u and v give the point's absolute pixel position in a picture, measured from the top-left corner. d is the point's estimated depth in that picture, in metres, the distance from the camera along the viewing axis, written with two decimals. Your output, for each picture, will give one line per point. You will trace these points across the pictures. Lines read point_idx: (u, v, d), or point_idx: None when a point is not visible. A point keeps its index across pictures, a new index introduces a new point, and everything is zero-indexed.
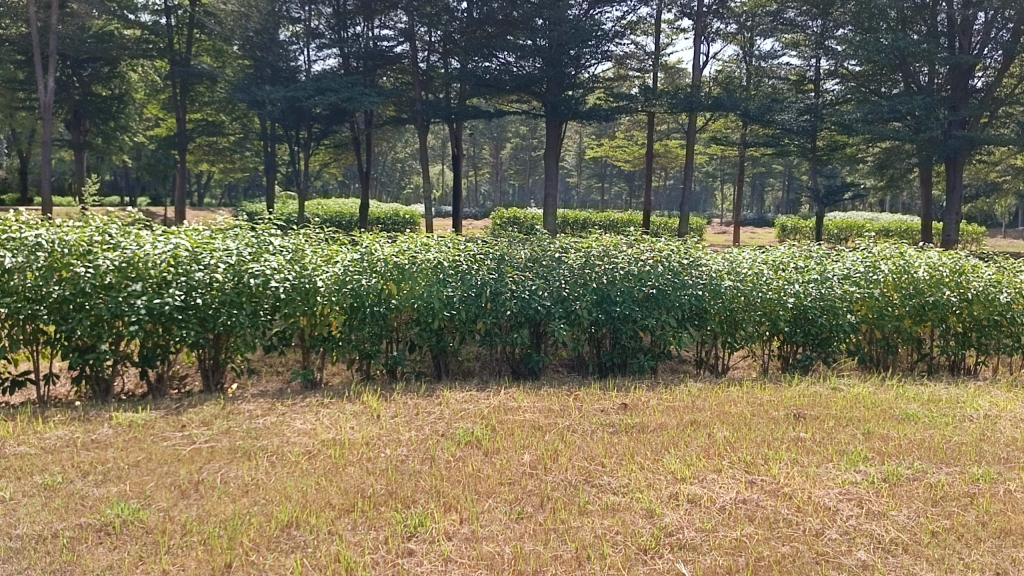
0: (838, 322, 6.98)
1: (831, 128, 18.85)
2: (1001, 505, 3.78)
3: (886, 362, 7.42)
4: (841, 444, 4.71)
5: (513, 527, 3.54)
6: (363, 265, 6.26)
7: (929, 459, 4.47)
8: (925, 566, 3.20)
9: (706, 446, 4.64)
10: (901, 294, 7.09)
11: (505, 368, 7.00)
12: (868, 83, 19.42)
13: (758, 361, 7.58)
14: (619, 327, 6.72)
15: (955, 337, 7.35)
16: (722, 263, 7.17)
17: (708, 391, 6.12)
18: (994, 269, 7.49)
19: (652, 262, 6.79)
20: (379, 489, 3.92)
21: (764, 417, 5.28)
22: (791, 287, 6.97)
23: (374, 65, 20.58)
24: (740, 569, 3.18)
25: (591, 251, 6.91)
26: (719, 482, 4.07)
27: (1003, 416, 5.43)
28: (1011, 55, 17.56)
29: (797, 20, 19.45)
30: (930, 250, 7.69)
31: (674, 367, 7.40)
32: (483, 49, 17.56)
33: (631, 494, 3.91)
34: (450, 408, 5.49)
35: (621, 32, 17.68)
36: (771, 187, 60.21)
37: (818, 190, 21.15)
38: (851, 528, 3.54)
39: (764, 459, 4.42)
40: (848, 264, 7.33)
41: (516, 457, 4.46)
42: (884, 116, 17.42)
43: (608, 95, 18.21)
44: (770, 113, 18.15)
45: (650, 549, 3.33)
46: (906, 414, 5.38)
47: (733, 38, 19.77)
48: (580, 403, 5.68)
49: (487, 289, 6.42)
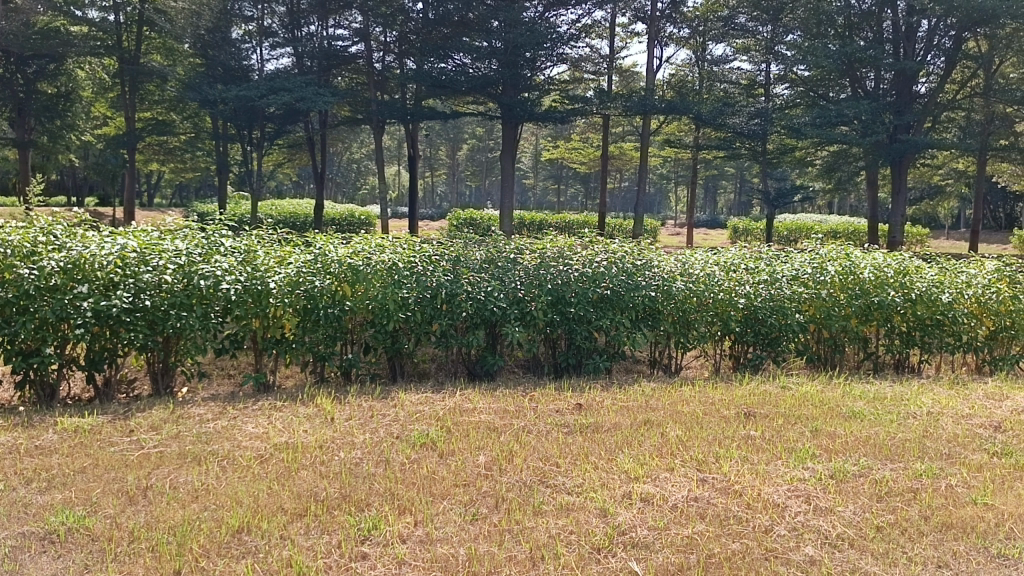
0: (786, 323, 7.13)
1: (781, 132, 19.13)
2: (942, 500, 3.89)
3: (833, 361, 7.57)
4: (789, 442, 4.79)
5: (467, 529, 3.54)
6: (316, 266, 6.20)
7: (875, 457, 4.57)
8: (869, 560, 3.27)
9: (660, 445, 4.70)
10: (847, 294, 7.25)
11: (461, 370, 7.00)
12: (817, 87, 19.69)
13: (709, 360, 7.71)
14: (574, 328, 6.78)
15: (899, 336, 7.51)
16: (675, 263, 7.24)
17: (661, 390, 6.20)
18: (937, 270, 7.69)
19: (606, 264, 6.90)
20: (333, 492, 3.90)
21: (715, 416, 5.35)
22: (741, 288, 7.12)
23: (328, 65, 20.24)
24: (692, 566, 3.21)
25: (546, 252, 6.95)
26: (671, 481, 4.11)
27: (946, 413, 5.57)
28: (954, 61, 17.88)
29: (748, 26, 19.62)
30: (875, 251, 7.88)
31: (629, 367, 7.46)
32: (439, 50, 17.50)
33: (585, 494, 3.94)
34: (405, 410, 5.47)
35: (576, 35, 17.73)
36: (724, 190, 61.16)
37: (768, 192, 21.50)
38: (799, 524, 3.61)
39: (716, 458, 4.48)
40: (796, 264, 7.48)
41: (472, 457, 4.47)
42: (833, 120, 17.72)
43: (564, 97, 18.36)
44: (722, 117, 18.43)
45: (603, 548, 3.36)
46: (853, 412, 5.50)
47: (686, 43, 20.10)
48: (536, 403, 5.72)
49: (442, 290, 6.39)
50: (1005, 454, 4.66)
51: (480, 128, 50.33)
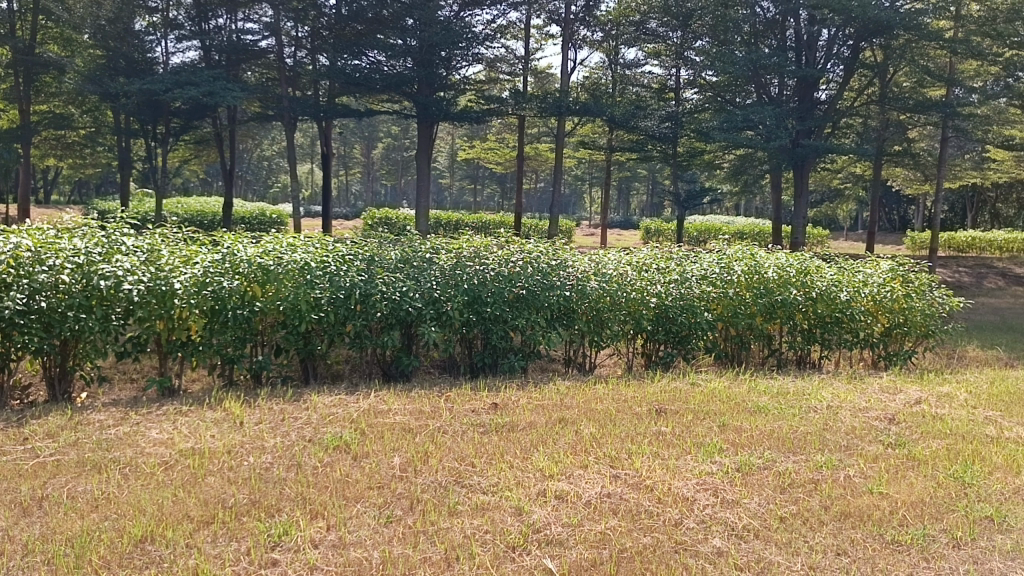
0: (696, 321, 7.32)
1: (690, 136, 19.70)
2: (841, 490, 4.07)
3: (740, 358, 7.81)
4: (699, 437, 4.92)
5: (381, 531, 3.51)
6: (224, 266, 6.02)
7: (779, 450, 4.74)
8: (773, 550, 3.39)
9: (574, 443, 4.75)
10: (752, 293, 7.50)
11: (375, 371, 6.94)
12: (723, 93, 20.02)
13: (622, 359, 7.84)
14: (489, 327, 6.78)
15: (801, 333, 7.81)
16: (589, 263, 7.34)
17: (576, 388, 6.27)
18: (836, 269, 8.02)
19: (522, 264, 6.94)
20: (241, 498, 3.79)
21: (628, 413, 5.45)
22: (653, 288, 7.28)
23: (237, 59, 19.66)
24: (604, 561, 3.27)
25: (462, 252, 6.94)
26: (585, 478, 4.17)
27: (843, 407, 5.82)
28: (852, 70, 18.50)
29: (658, 31, 20.34)
30: (778, 252, 8.18)
31: (544, 367, 7.51)
32: (353, 47, 17.22)
33: (500, 493, 3.95)
34: (317, 413, 5.37)
35: (492, 35, 17.77)
36: (638, 191, 62.33)
37: (679, 194, 22.00)
38: (707, 517, 3.71)
39: (628, 454, 4.57)
40: (705, 264, 7.69)
41: (386, 459, 4.42)
42: (739, 124, 18.05)
43: (480, 97, 18.40)
44: (633, 120, 19.15)
45: (518, 546, 3.38)
46: (758, 407, 5.68)
47: (600, 45, 20.47)
48: (451, 404, 5.69)
49: (356, 290, 6.30)
50: (898, 446, 4.89)
51: (396, 127, 49.89)
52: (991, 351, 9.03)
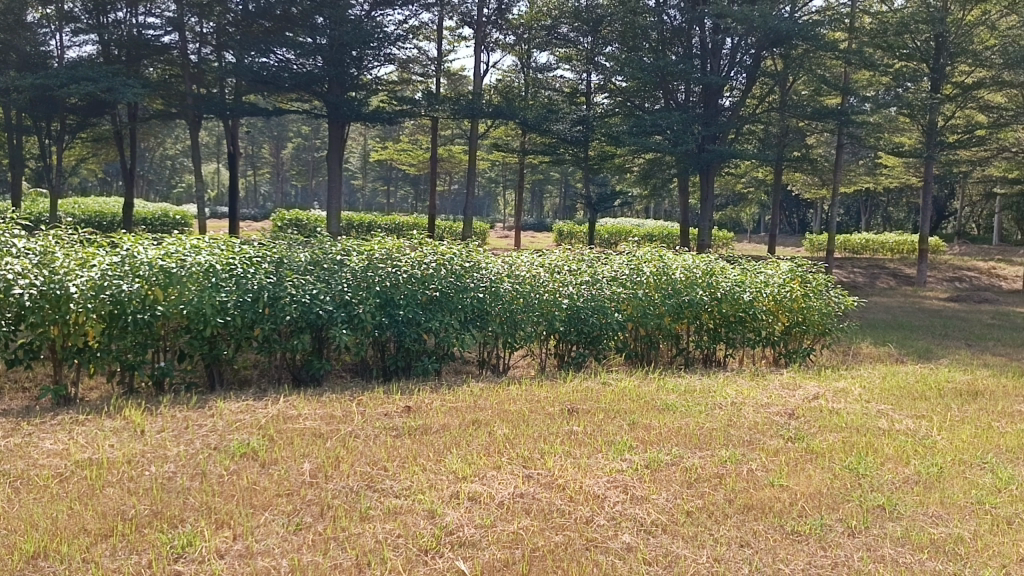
0: (607, 322, 7.44)
1: (601, 139, 20.00)
2: (744, 484, 4.20)
3: (649, 357, 7.98)
4: (609, 435, 5.01)
5: (290, 539, 3.44)
6: (123, 269, 5.79)
7: (686, 446, 4.87)
8: (680, 544, 3.47)
9: (487, 444, 4.76)
10: (660, 294, 7.69)
11: (285, 376, 6.80)
12: (633, 98, 20.32)
13: (535, 359, 7.89)
14: (403, 330, 6.71)
15: (707, 333, 8.03)
16: (502, 265, 7.37)
17: (489, 390, 6.28)
18: (739, 270, 8.30)
19: (435, 266, 6.90)
20: (142, 509, 3.65)
21: (540, 414, 5.50)
22: (565, 289, 7.38)
23: (138, 55, 18.89)
24: (517, 561, 3.29)
25: (374, 254, 6.86)
26: (497, 478, 4.19)
27: (747, 403, 6.02)
28: (754, 78, 19.16)
29: (569, 36, 20.62)
30: (685, 254, 8.40)
31: (458, 369, 7.49)
32: (260, 44, 16.73)
33: (413, 496, 3.93)
34: (223, 420, 5.22)
35: (404, 36, 17.66)
36: (550, 193, 62.96)
37: (590, 197, 22.30)
38: (617, 514, 3.78)
39: (541, 454, 4.61)
40: (615, 266, 7.84)
41: (295, 466, 4.33)
42: (648, 129, 18.43)
43: (392, 98, 18.25)
44: (546, 123, 19.41)
45: (431, 549, 3.37)
46: (666, 405, 5.82)
47: (511, 48, 20.51)
48: (363, 408, 5.62)
49: (264, 294, 6.17)
50: (797, 439, 5.10)
51: (306, 126, 48.95)
52: (883, 348, 9.49)
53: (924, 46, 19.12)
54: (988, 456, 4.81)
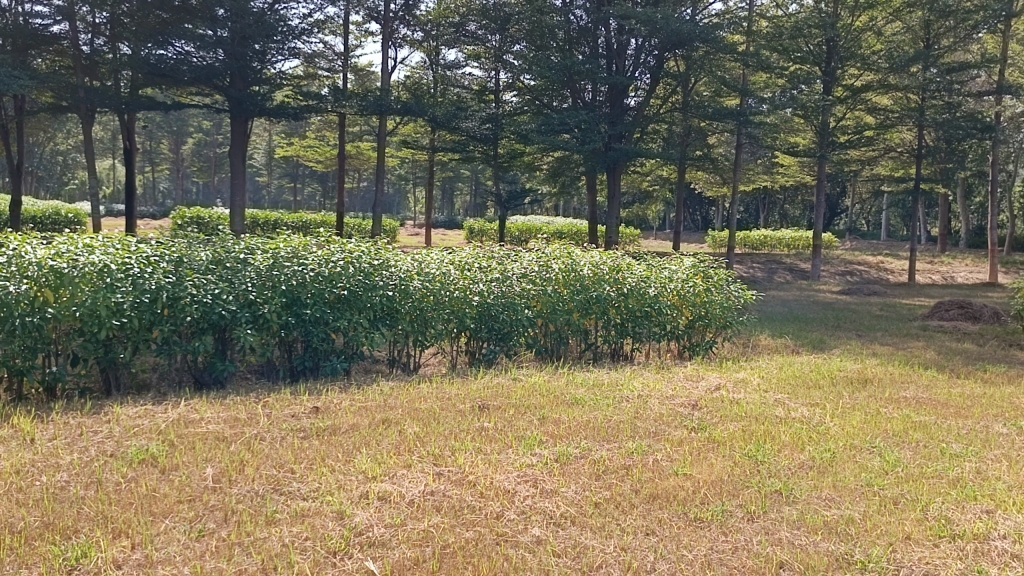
0: (517, 318, 7.49)
1: (510, 137, 20.05)
2: (649, 474, 4.30)
3: (559, 352, 8.07)
4: (519, 431, 5.05)
5: (193, 547, 3.33)
6: (10, 269, 5.51)
7: (594, 439, 4.95)
8: (589, 535, 3.53)
9: (397, 443, 4.72)
10: (569, 290, 7.81)
11: (187, 379, 6.59)
12: (542, 96, 20.58)
13: (446, 357, 7.87)
14: (310, 330, 6.60)
15: (615, 328, 8.17)
16: (411, 262, 7.32)
17: (399, 389, 6.23)
18: (646, 266, 8.50)
19: (343, 263, 6.78)
20: (32, 521, 3.47)
21: (451, 411, 5.49)
22: (475, 286, 7.38)
23: (24, 44, 17.87)
24: (427, 559, 3.27)
25: (279, 252, 6.69)
26: (408, 477, 4.16)
27: (653, 395, 6.16)
28: (657, 78, 19.66)
29: (478, 33, 20.30)
30: (593, 250, 8.53)
31: (368, 368, 7.40)
32: (157, 36, 16.12)
33: (321, 498, 3.86)
34: (120, 426, 5.01)
35: (309, 30, 17.30)
36: (460, 191, 62.88)
37: (500, 194, 22.36)
38: (527, 507, 3.81)
39: (451, 451, 4.61)
40: (525, 262, 7.91)
41: (198, 471, 4.19)
42: (556, 127, 18.60)
43: (297, 93, 17.87)
44: (454, 120, 19.26)
45: (339, 551, 3.32)
46: (575, 399, 5.90)
47: (419, 45, 20.34)
48: (269, 410, 5.49)
49: (164, 294, 5.96)
50: (700, 429, 5.25)
51: (208, 122, 47.38)
52: (780, 339, 9.88)
53: (816, 49, 19.70)
54: (876, 440, 5.06)
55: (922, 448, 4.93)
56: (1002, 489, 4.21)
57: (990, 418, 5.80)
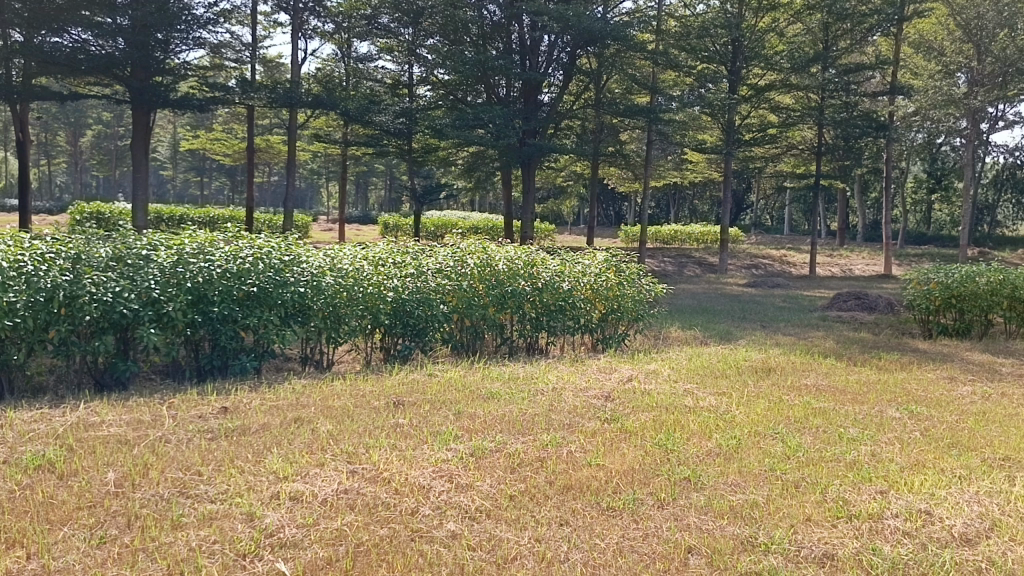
0: (432, 314, 7.46)
1: (424, 132, 19.89)
2: (564, 465, 4.36)
3: (475, 347, 8.08)
4: (434, 426, 5.03)
5: (93, 554, 3.19)
6: None
7: (509, 432, 4.97)
8: (504, 527, 3.55)
9: (310, 442, 4.64)
10: (484, 285, 7.82)
11: (87, 381, 6.32)
12: (456, 91, 20.53)
13: (360, 354, 7.78)
14: (217, 328, 6.43)
15: (530, 322, 8.22)
16: (323, 258, 7.19)
17: (312, 387, 6.12)
18: (560, 260, 8.60)
19: (252, 260, 6.61)
20: None
21: (365, 408, 5.43)
22: (389, 282, 7.31)
23: None
24: (340, 557, 3.23)
25: (184, 248, 6.48)
26: (320, 476, 4.09)
27: (567, 388, 6.24)
28: (570, 75, 19.91)
29: (389, 27, 19.72)
30: (507, 245, 8.57)
31: (279, 367, 7.24)
32: (52, 23, 15.46)
33: (230, 500, 3.76)
34: (12, 432, 4.76)
35: (215, 19, 16.81)
36: (375, 186, 62.17)
37: (415, 189, 22.19)
38: (442, 502, 3.80)
39: (366, 448, 4.56)
40: (439, 258, 7.89)
41: (98, 476, 4.03)
42: (470, 122, 18.54)
43: (203, 84, 17.33)
44: (368, 114, 19.12)
45: (249, 553, 3.24)
46: (490, 393, 5.92)
47: (330, 37, 19.98)
48: (175, 411, 5.31)
49: (60, 293, 5.70)
50: (613, 420, 5.34)
51: (108, 114, 45.40)
52: (689, 331, 10.13)
53: (722, 49, 20.25)
54: (779, 427, 5.26)
55: (821, 433, 5.14)
56: (894, 470, 4.43)
57: (884, 403, 6.09)
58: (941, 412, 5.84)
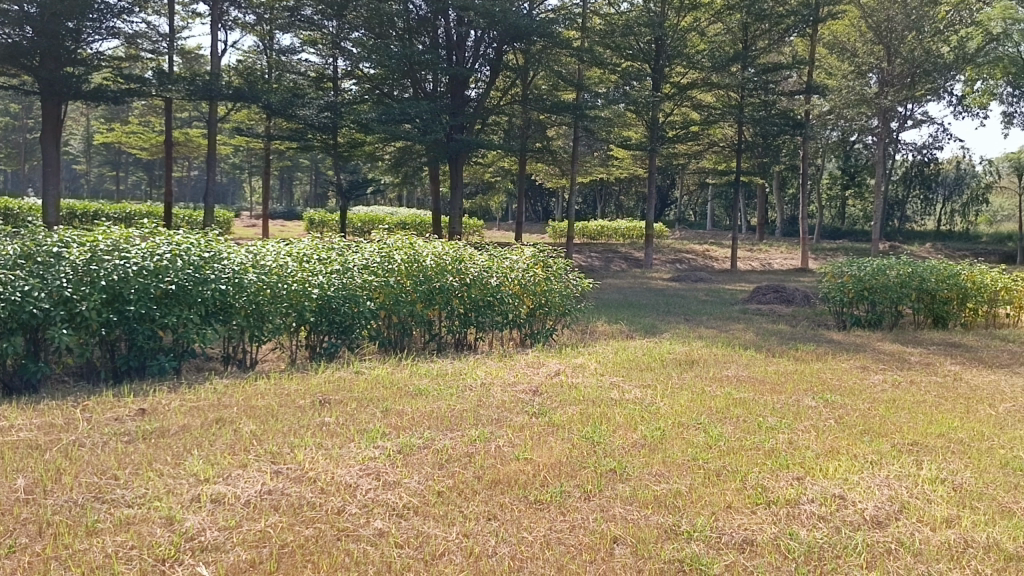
0: (358, 311, 7.37)
1: (350, 126, 19.59)
2: (492, 460, 4.36)
3: (403, 344, 8.02)
4: (361, 424, 4.98)
5: (1, 565, 3.06)
6: None
7: (438, 428, 4.95)
8: (431, 523, 3.54)
9: (232, 443, 4.54)
10: (412, 281, 7.77)
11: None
12: (381, 85, 20.28)
13: (285, 352, 7.65)
14: (134, 328, 6.23)
15: (458, 318, 8.21)
16: (246, 255, 7.03)
17: (235, 386, 5.98)
18: (488, 256, 8.60)
19: (171, 256, 6.40)
20: None
21: (290, 407, 5.33)
22: (314, 279, 7.18)
23: None
24: (264, 560, 3.17)
25: (98, 245, 6.25)
26: (243, 477, 4.00)
27: (495, 383, 6.25)
28: (497, 70, 19.99)
29: (313, 19, 19.48)
30: (435, 241, 8.52)
31: (200, 366, 7.06)
32: None
33: (148, 504, 3.65)
34: None
35: (130, 8, 16.26)
36: (299, 181, 60.99)
37: (341, 185, 21.86)
38: (369, 500, 3.77)
39: (291, 448, 4.48)
40: (366, 254, 7.80)
41: (7, 483, 3.86)
42: (396, 117, 18.28)
43: (117, 76, 16.75)
44: (291, 108, 18.66)
45: (168, 558, 3.15)
46: (418, 390, 5.89)
47: (251, 29, 19.56)
48: (89, 414, 5.12)
49: None
50: (540, 414, 5.38)
51: (15, 105, 43.37)
52: (615, 325, 10.26)
53: (646, 47, 20.56)
54: (701, 417, 5.38)
55: (741, 423, 5.28)
56: (810, 456, 4.58)
57: (801, 392, 6.29)
58: (854, 401, 6.06)
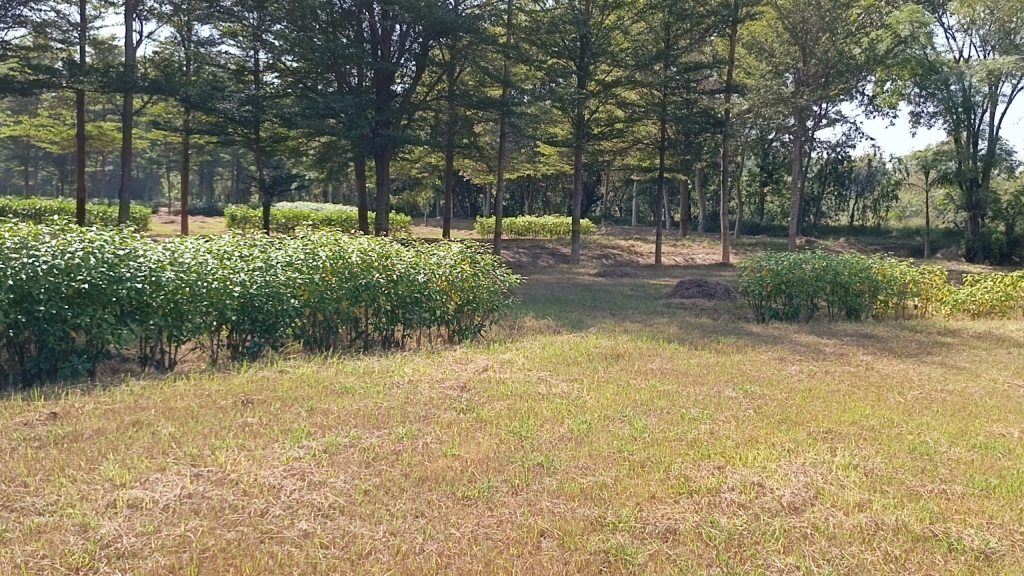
0: (282, 308, 7.22)
1: (272, 120, 19.18)
2: (419, 457, 4.34)
3: (328, 342, 7.91)
4: (285, 424, 4.89)
5: None
6: None
7: (364, 426, 4.90)
8: (358, 523, 3.50)
9: (150, 446, 4.40)
10: (337, 278, 7.67)
11: None
12: (305, 79, 19.85)
13: (206, 352, 7.45)
14: (44, 329, 5.99)
15: (385, 315, 8.14)
16: (163, 252, 6.81)
17: (152, 388, 5.79)
18: (414, 252, 8.54)
19: (83, 254, 6.16)
20: None
21: (211, 408, 5.20)
22: (236, 276, 7.01)
23: None
24: (184, 566, 3.08)
25: (3, 242, 5.97)
26: (161, 481, 3.88)
27: (422, 380, 6.22)
28: (423, 65, 19.93)
29: (233, 10, 18.93)
30: (361, 237, 8.42)
31: (116, 367, 6.83)
32: None
33: (60, 511, 3.51)
34: None
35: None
36: (220, 176, 59.51)
37: (263, 180, 21.39)
38: (293, 502, 3.70)
39: (212, 450, 4.37)
40: (289, 251, 7.66)
41: None
42: (320, 112, 17.94)
43: (25, 66, 16.09)
44: (210, 101, 18.18)
45: (82, 567, 3.03)
46: (344, 388, 5.82)
47: (168, 19, 19.03)
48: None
49: None
50: (468, 410, 5.37)
51: None
52: (542, 320, 10.32)
53: (571, 45, 20.56)
54: (626, 409, 5.47)
55: (665, 414, 5.39)
56: (730, 446, 4.70)
57: (721, 384, 6.45)
58: (772, 391, 6.24)
